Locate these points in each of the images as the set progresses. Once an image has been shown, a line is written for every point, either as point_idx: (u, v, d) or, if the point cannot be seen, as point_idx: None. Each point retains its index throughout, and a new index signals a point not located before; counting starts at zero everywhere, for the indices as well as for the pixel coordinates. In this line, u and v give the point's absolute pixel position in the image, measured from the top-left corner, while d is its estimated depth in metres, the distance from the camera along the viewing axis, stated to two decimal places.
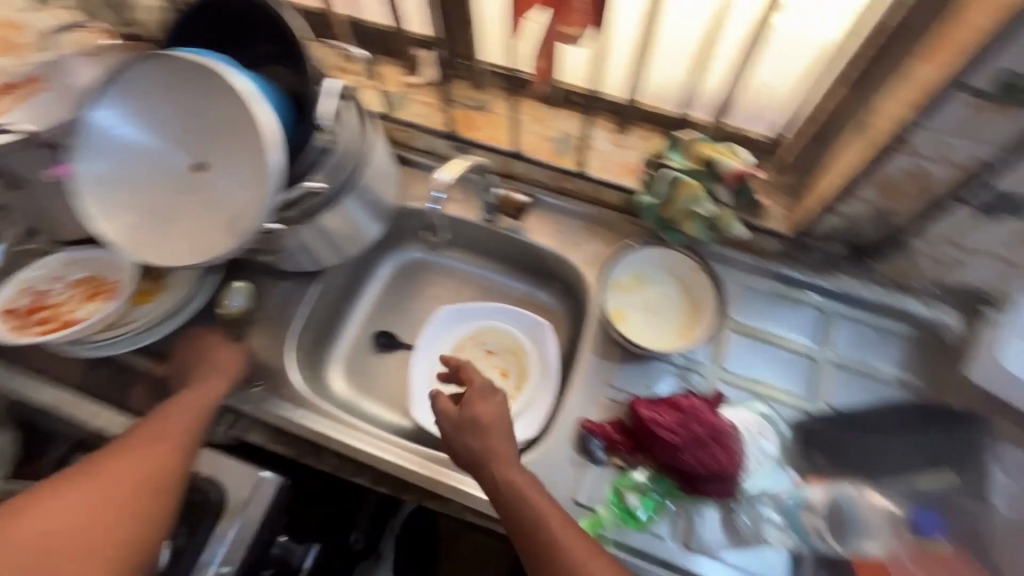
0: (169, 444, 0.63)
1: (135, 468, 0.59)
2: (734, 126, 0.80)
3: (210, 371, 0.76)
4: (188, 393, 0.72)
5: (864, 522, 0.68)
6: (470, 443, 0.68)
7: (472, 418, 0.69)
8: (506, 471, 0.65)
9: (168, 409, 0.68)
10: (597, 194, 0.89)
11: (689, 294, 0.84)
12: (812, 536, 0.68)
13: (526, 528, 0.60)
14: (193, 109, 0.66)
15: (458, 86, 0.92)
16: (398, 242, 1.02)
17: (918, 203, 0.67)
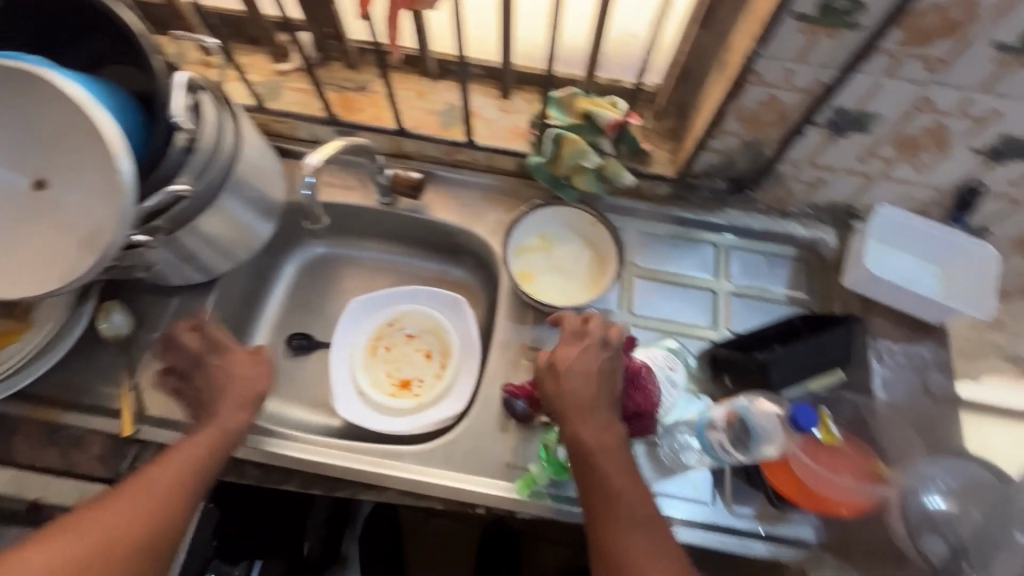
0: (176, 482, 0.62)
1: (136, 511, 0.59)
2: (609, 78, 0.82)
3: (246, 394, 0.71)
4: (202, 438, 0.66)
5: (762, 430, 0.65)
6: (565, 400, 0.64)
7: (562, 370, 0.65)
8: (590, 429, 0.62)
9: (181, 453, 0.65)
10: (491, 163, 0.89)
11: (593, 247, 0.86)
12: (718, 452, 0.68)
13: (593, 490, 0.61)
14: (25, 120, 0.59)
15: (332, 67, 0.89)
16: (298, 239, 0.98)
17: (778, 130, 0.72)
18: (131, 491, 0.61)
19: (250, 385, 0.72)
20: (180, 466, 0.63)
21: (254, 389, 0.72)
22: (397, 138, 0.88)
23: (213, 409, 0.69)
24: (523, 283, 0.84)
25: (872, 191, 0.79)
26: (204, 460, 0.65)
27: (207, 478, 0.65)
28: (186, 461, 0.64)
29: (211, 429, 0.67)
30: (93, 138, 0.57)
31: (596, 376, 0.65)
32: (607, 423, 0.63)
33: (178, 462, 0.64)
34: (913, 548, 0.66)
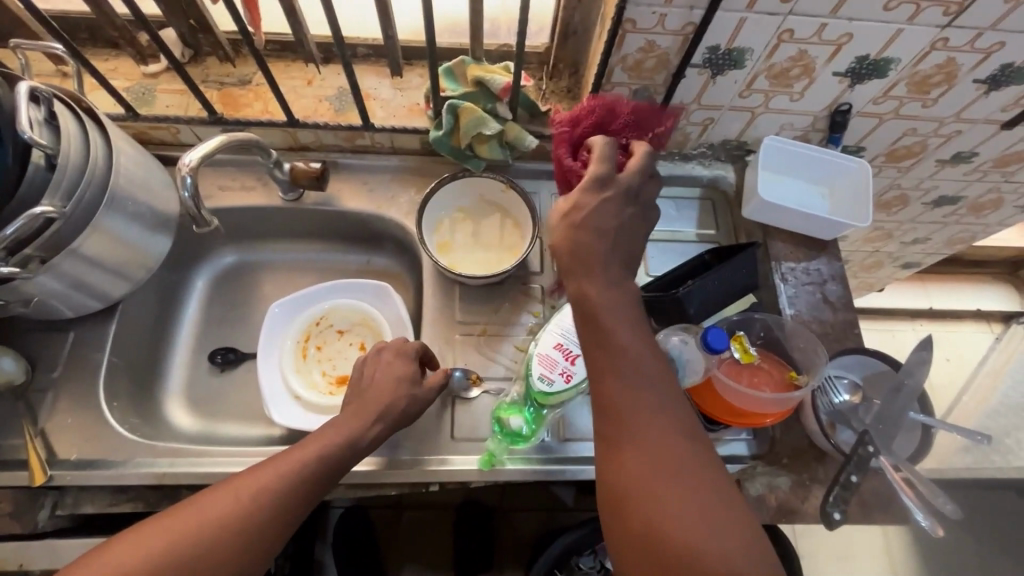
0: (274, 493, 0.55)
1: (219, 521, 0.52)
2: (497, 44, 0.83)
3: (382, 403, 0.65)
4: (314, 443, 0.60)
5: (685, 358, 0.70)
6: (571, 238, 0.58)
7: (576, 215, 0.58)
8: (597, 283, 0.56)
9: (288, 456, 0.58)
10: (396, 144, 0.88)
11: (510, 215, 0.87)
12: None
13: (601, 346, 0.55)
14: None
15: (210, 64, 0.85)
16: (206, 251, 0.93)
17: (662, 74, 0.75)
18: (220, 496, 0.54)
19: (397, 393, 0.67)
20: (288, 474, 0.57)
21: (392, 399, 0.66)
22: (291, 131, 0.84)
23: (360, 406, 0.65)
24: (443, 257, 0.85)
25: (756, 124, 0.84)
26: (316, 468, 0.58)
27: (307, 497, 0.57)
28: (288, 469, 0.57)
29: (331, 434, 0.61)
30: None
31: (615, 224, 0.58)
32: (615, 279, 0.57)
33: (281, 466, 0.57)
34: (825, 439, 0.73)
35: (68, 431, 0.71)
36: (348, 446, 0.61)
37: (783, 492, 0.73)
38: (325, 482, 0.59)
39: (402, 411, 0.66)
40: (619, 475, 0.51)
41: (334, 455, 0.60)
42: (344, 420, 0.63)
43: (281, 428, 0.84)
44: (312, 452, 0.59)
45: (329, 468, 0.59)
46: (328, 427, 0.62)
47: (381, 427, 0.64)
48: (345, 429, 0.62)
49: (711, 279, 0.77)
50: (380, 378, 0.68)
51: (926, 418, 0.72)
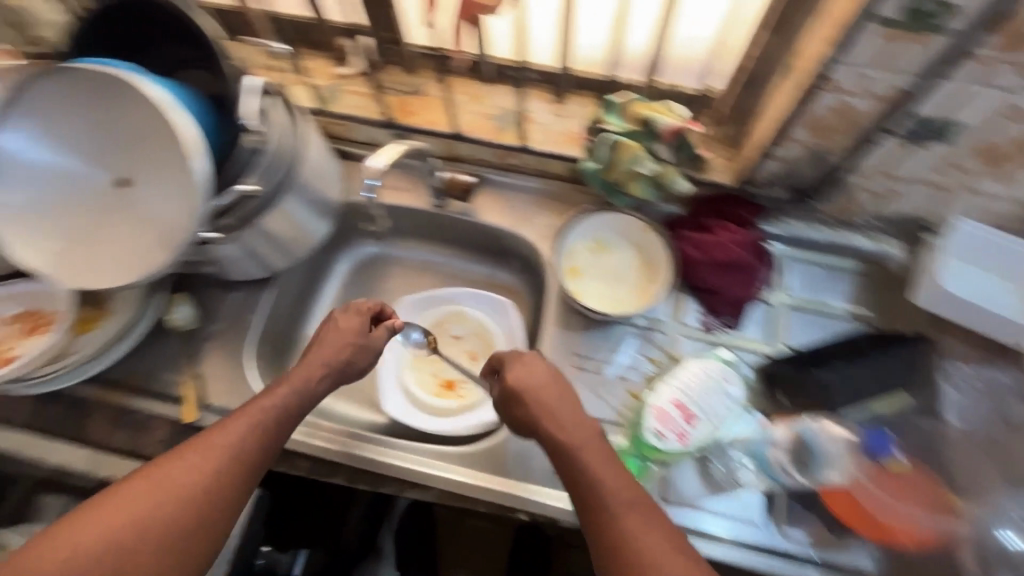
0: (241, 452, 0.58)
1: (192, 484, 0.55)
2: (667, 83, 0.81)
3: (331, 360, 0.69)
4: (256, 401, 0.63)
5: (828, 454, 0.67)
6: (517, 411, 0.66)
7: (523, 392, 0.66)
8: (566, 431, 0.61)
9: (232, 420, 0.60)
10: (543, 167, 0.89)
11: (644, 254, 0.85)
12: (779, 473, 0.68)
13: (578, 480, 0.58)
14: (125, 115, 0.60)
15: (390, 72, 0.91)
16: (350, 239, 1.00)
17: (850, 138, 0.69)
18: (184, 463, 0.56)
19: (341, 354, 0.70)
20: (247, 431, 0.60)
21: (336, 358, 0.70)
22: (451, 142, 0.89)
23: (303, 370, 0.67)
24: (572, 284, 0.84)
25: (949, 205, 0.74)
26: (269, 428, 0.61)
27: (264, 452, 0.60)
28: (244, 429, 0.60)
29: (281, 394, 0.64)
30: (171, 135, 0.59)
31: (547, 385, 0.66)
32: (581, 422, 0.63)
33: (232, 431, 0.59)
34: None
35: (219, 380, 0.80)
36: (302, 395, 0.65)
37: None
38: (284, 432, 0.63)
39: (352, 365, 0.71)
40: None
41: (287, 407, 0.64)
42: (288, 378, 0.66)
43: (387, 417, 0.88)
44: (268, 413, 0.62)
45: (280, 422, 0.63)
46: (271, 389, 0.65)
47: (328, 380, 0.69)
48: (292, 385, 0.65)
49: (864, 367, 0.72)
50: (317, 344, 0.70)
51: None
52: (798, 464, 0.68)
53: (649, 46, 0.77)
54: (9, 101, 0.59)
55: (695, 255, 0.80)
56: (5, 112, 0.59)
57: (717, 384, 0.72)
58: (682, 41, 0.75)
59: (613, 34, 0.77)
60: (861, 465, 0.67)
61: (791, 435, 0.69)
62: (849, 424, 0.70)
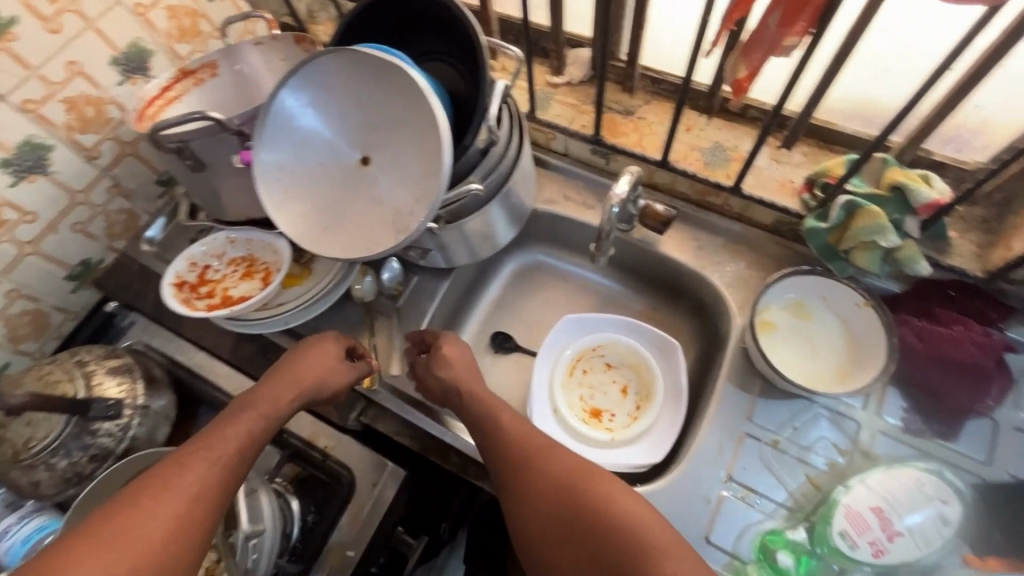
0: (207, 481, 0.56)
1: (152, 528, 0.51)
2: (926, 150, 0.72)
3: (302, 384, 0.70)
4: (216, 430, 0.61)
5: None
6: (441, 377, 0.74)
7: (449, 362, 0.75)
8: (485, 436, 0.68)
9: (186, 455, 0.58)
10: (745, 212, 0.83)
11: (847, 332, 0.77)
12: None
13: (493, 442, 0.67)
14: (386, 102, 0.63)
15: (607, 88, 0.89)
16: (521, 243, 1.00)
17: None
18: (137, 509, 0.52)
19: (322, 380, 0.72)
20: (209, 462, 0.58)
21: (308, 379, 0.70)
22: (653, 170, 0.86)
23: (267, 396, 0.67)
24: (763, 339, 0.78)
25: None
26: (235, 451, 0.60)
27: (235, 473, 0.59)
28: (209, 460, 0.58)
29: (247, 419, 0.63)
30: (426, 122, 0.61)
31: (458, 362, 0.75)
32: (497, 418, 0.69)
33: (197, 464, 0.57)
34: None
35: (389, 357, 0.83)
36: (268, 419, 0.65)
37: None
38: (252, 455, 0.62)
39: (324, 390, 0.72)
40: (579, 561, 0.57)
41: (250, 431, 0.63)
42: (249, 408, 0.65)
43: None
44: (234, 442, 0.61)
45: (245, 446, 0.62)
46: (231, 416, 0.64)
47: (297, 402, 0.69)
48: (256, 413, 0.65)
49: None
50: (283, 367, 0.71)
51: None
52: None
53: (925, 109, 0.69)
54: (294, 69, 0.64)
55: (920, 345, 0.71)
56: (288, 80, 0.64)
57: (926, 501, 0.64)
58: (969, 108, 0.67)
59: (896, 93, 0.70)
60: None
61: None
62: None
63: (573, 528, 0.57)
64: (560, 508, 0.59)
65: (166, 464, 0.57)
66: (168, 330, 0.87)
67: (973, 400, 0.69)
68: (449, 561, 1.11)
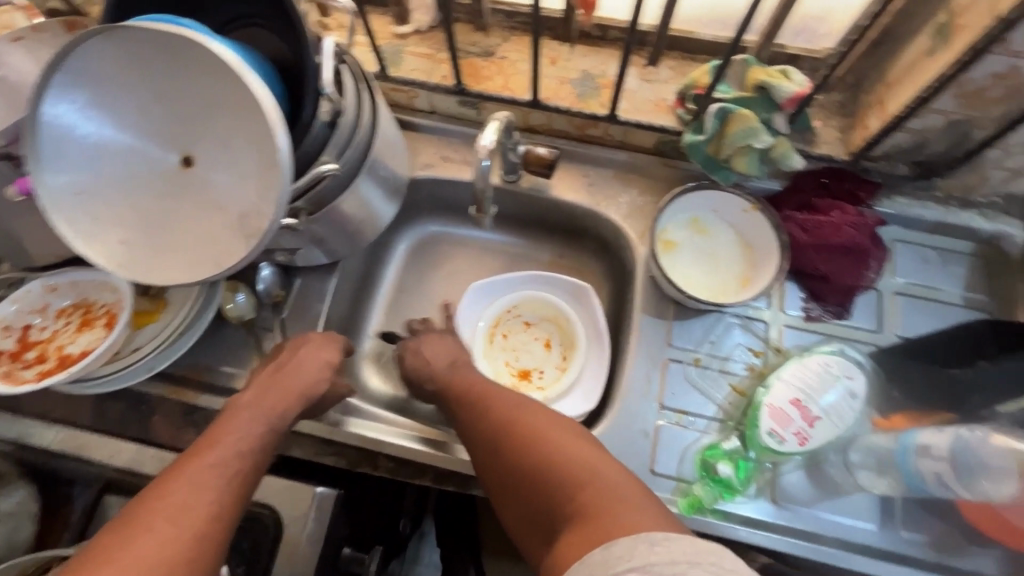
0: (211, 481, 0.52)
1: (154, 554, 0.45)
2: (780, 44, 0.72)
3: (295, 385, 0.65)
4: (223, 427, 0.58)
5: (986, 461, 0.57)
6: (428, 371, 0.73)
7: (428, 355, 0.74)
8: (469, 425, 0.64)
9: (198, 452, 0.54)
10: (628, 139, 0.81)
11: (743, 240, 0.78)
12: (931, 481, 0.59)
13: (472, 428, 0.63)
14: (190, 84, 0.52)
15: (460, 31, 0.81)
16: (410, 216, 0.93)
17: (1005, 109, 0.60)
18: (145, 528, 0.47)
19: (317, 382, 0.68)
20: (217, 472, 0.53)
21: (300, 382, 0.66)
22: (527, 111, 0.80)
23: (262, 395, 0.63)
24: (667, 259, 0.78)
25: None
26: (235, 455, 0.55)
27: (240, 478, 0.54)
28: (219, 457, 0.54)
29: (248, 419, 0.60)
30: (246, 104, 0.51)
31: (453, 349, 0.76)
32: (480, 394, 0.66)
33: (203, 464, 0.53)
34: None
35: None
36: (274, 420, 0.61)
37: None
38: (258, 460, 0.57)
39: (325, 387, 0.68)
40: (545, 516, 0.53)
41: (252, 435, 0.58)
42: (245, 408, 0.61)
43: None
44: (235, 441, 0.57)
45: (247, 455, 0.56)
46: (230, 416, 0.60)
47: (298, 410, 0.65)
48: (257, 416, 0.61)
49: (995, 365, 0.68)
50: (277, 369, 0.67)
51: None
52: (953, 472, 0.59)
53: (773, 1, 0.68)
54: (53, 62, 0.50)
55: (803, 238, 0.74)
56: (49, 78, 0.51)
57: (835, 381, 0.67)
58: None
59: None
60: None
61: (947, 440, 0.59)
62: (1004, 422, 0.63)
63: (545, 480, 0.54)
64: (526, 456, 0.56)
65: (183, 461, 0.54)
66: (4, 412, 0.72)
67: (854, 283, 0.74)
68: (423, 546, 1.10)
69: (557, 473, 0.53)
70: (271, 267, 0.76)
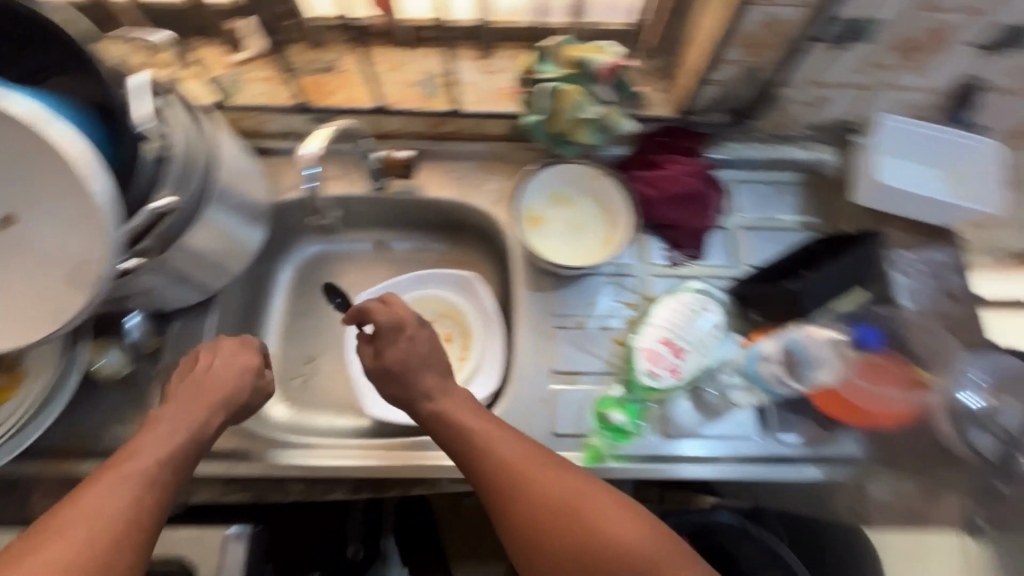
0: (131, 487, 0.51)
1: (66, 560, 0.45)
2: (593, 22, 0.79)
3: (215, 393, 0.63)
4: (146, 434, 0.56)
5: (814, 356, 0.72)
6: (415, 378, 0.65)
7: (411, 355, 0.66)
8: (481, 474, 0.58)
9: (118, 459, 0.53)
10: (481, 129, 0.84)
11: (603, 205, 0.83)
12: (774, 383, 0.71)
13: (485, 482, 0.58)
14: None
15: (296, 50, 0.82)
16: (288, 241, 0.92)
17: (781, 51, 0.69)
18: (58, 535, 0.46)
19: (240, 387, 0.65)
20: (138, 478, 0.52)
21: (213, 387, 0.63)
22: (379, 118, 0.82)
23: (184, 403, 0.61)
24: (536, 235, 0.82)
25: (872, 103, 0.79)
26: (156, 459, 0.54)
27: (161, 479, 0.53)
28: (140, 462, 0.53)
29: (170, 425, 0.58)
30: (50, 156, 0.49)
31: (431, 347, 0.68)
32: (488, 435, 0.59)
33: (120, 470, 0.52)
34: (964, 448, 0.69)
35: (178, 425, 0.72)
36: (196, 427, 0.59)
37: (907, 495, 0.69)
38: (184, 462, 0.56)
39: (245, 393, 0.66)
40: None
41: (174, 439, 0.57)
42: (164, 418, 0.59)
43: (372, 419, 0.83)
44: (156, 447, 0.55)
45: (170, 459, 0.55)
46: (153, 422, 0.58)
47: (224, 413, 0.63)
48: (179, 423, 0.58)
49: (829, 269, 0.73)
50: (190, 382, 0.63)
51: None
52: (788, 372, 0.72)
53: None
54: None
55: (650, 192, 0.81)
56: None
57: (695, 314, 0.74)
58: None
59: None
60: (850, 360, 0.72)
61: (781, 347, 0.72)
62: (836, 326, 0.75)
63: (592, 561, 0.52)
64: (566, 532, 0.53)
65: (104, 468, 0.52)
66: None
67: (701, 225, 0.81)
68: None
69: (606, 558, 0.52)
70: (141, 315, 0.73)
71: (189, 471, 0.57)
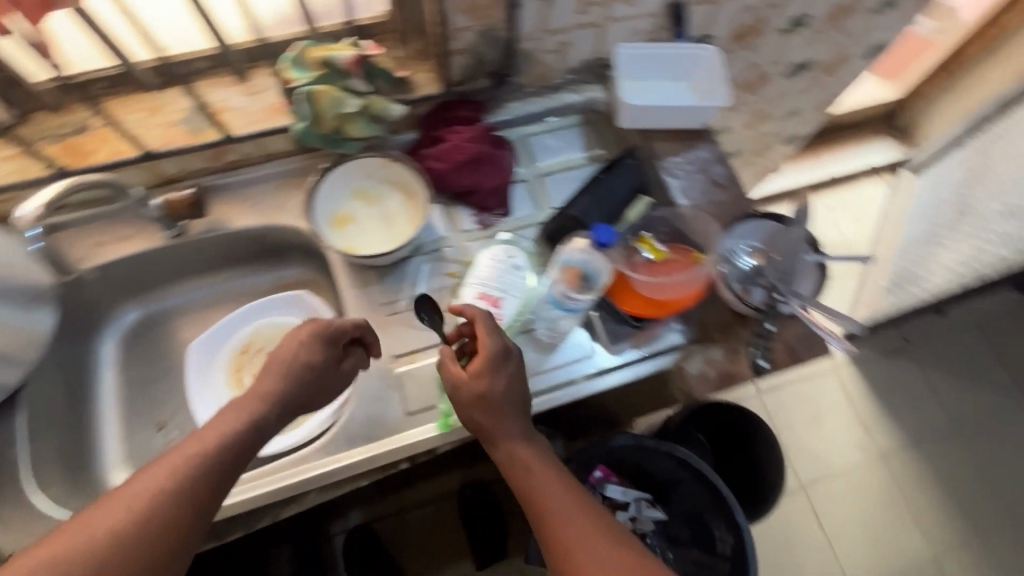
0: (191, 478, 0.55)
1: (121, 530, 0.51)
2: (334, 23, 0.81)
3: (279, 384, 0.65)
4: (213, 425, 0.60)
5: (587, 265, 0.77)
6: (498, 418, 0.65)
7: (497, 391, 0.65)
8: (544, 520, 0.60)
9: (190, 441, 0.58)
10: (266, 149, 0.85)
11: (404, 190, 0.86)
12: (570, 302, 0.76)
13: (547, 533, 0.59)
14: None
15: (39, 120, 0.78)
16: (102, 314, 0.88)
17: (499, 9, 0.76)
18: (120, 506, 0.52)
19: (296, 388, 0.66)
20: (199, 467, 0.56)
21: (287, 385, 0.65)
22: (151, 165, 0.80)
23: (260, 391, 0.64)
24: (345, 234, 0.84)
25: (608, 37, 0.88)
26: (220, 454, 0.58)
27: (222, 471, 0.58)
28: (204, 454, 0.57)
29: (237, 416, 0.61)
30: None
31: (518, 385, 0.67)
32: (558, 488, 0.61)
33: (186, 456, 0.56)
34: (741, 304, 0.79)
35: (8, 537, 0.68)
36: (263, 422, 0.62)
37: (719, 362, 0.79)
38: (244, 454, 0.60)
39: (311, 386, 0.67)
40: None
41: (239, 435, 0.60)
42: (240, 402, 0.63)
43: None
44: (218, 438, 0.59)
45: (234, 451, 0.59)
46: (224, 411, 0.62)
47: (274, 411, 0.64)
48: (243, 413, 0.62)
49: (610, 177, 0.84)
50: (268, 372, 0.66)
51: (816, 257, 0.80)
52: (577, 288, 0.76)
53: None
54: None
55: (441, 165, 0.85)
56: None
57: (507, 263, 0.79)
58: None
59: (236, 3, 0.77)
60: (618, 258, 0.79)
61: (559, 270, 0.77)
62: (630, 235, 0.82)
63: None
64: None
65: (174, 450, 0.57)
66: None
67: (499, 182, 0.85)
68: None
69: None
70: None
71: (250, 459, 0.61)
